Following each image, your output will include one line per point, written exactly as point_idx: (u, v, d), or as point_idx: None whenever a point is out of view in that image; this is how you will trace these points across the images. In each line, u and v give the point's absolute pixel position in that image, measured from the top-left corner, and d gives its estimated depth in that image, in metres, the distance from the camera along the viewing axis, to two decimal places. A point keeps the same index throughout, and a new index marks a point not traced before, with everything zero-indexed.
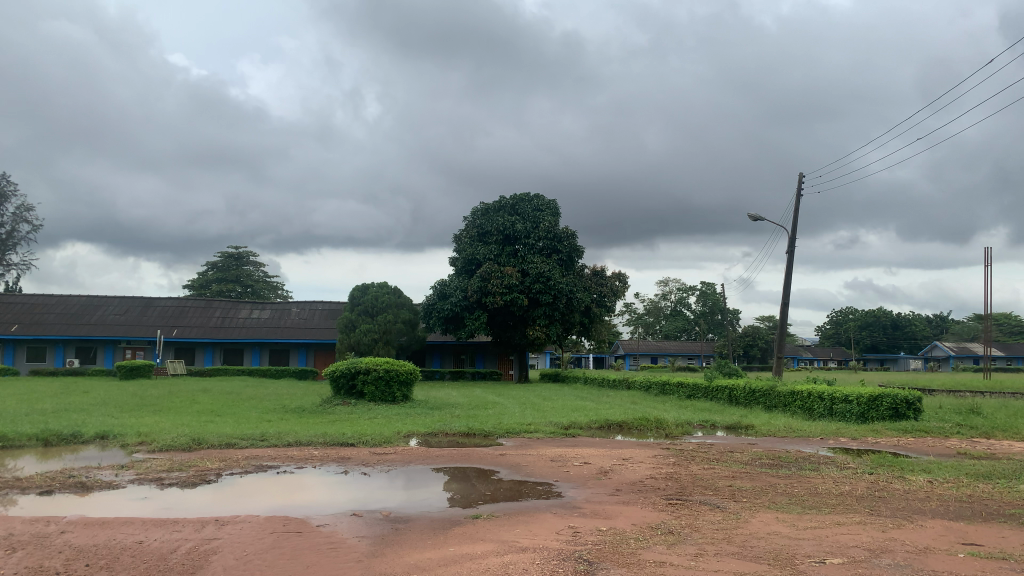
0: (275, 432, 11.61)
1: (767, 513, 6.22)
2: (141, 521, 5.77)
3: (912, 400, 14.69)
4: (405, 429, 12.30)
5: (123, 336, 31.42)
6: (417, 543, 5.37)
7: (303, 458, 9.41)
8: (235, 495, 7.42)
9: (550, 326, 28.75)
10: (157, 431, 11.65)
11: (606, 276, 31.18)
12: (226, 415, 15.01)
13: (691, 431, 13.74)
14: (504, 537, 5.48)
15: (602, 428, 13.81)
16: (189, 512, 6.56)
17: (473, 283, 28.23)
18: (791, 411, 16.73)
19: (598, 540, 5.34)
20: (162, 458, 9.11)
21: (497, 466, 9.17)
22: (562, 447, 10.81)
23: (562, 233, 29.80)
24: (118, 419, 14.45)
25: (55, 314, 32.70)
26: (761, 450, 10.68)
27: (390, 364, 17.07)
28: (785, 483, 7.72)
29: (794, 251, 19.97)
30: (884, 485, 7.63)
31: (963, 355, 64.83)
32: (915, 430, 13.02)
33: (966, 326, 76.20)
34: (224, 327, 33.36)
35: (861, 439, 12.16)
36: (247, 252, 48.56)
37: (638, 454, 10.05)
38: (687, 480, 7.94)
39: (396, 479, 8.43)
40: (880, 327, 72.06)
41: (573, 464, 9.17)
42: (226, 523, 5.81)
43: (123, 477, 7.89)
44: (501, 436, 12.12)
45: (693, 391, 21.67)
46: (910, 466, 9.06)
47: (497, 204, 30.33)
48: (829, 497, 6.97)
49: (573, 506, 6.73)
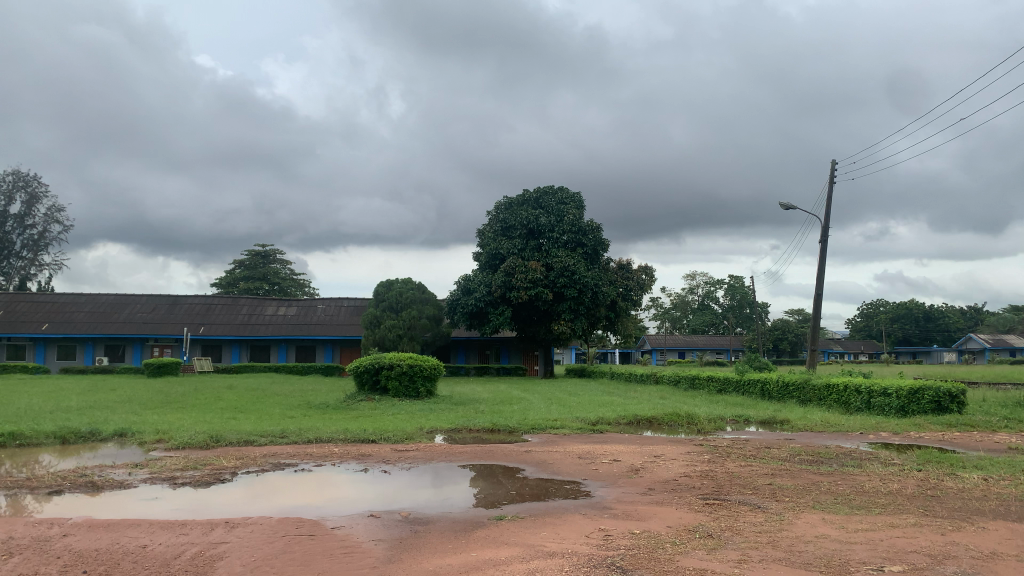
0: (296, 428, 11.31)
1: (812, 514, 5.77)
2: (148, 523, 5.50)
3: (955, 393, 14.08)
4: (429, 426, 11.99)
5: (151, 334, 31.56)
6: (438, 546, 5.03)
7: (323, 456, 9.09)
8: (252, 493, 7.13)
9: (575, 321, 28.30)
10: (177, 429, 11.42)
11: (632, 269, 30.69)
12: (249, 412, 14.82)
13: (723, 427, 13.27)
14: (529, 541, 5.11)
15: (632, 424, 13.39)
16: (198, 512, 6.25)
17: (497, 278, 27.93)
18: (827, 405, 16.19)
19: (631, 545, 4.95)
20: (178, 456, 8.87)
21: (523, 464, 8.79)
22: (590, 443, 10.43)
23: (587, 227, 29.32)
24: (140, 416, 14.28)
25: (83, 313, 32.91)
26: (799, 446, 10.21)
27: (414, 360, 16.77)
28: (829, 481, 7.27)
29: (827, 240, 19.37)
30: (936, 484, 7.14)
31: (999, 347, 63.29)
32: (960, 424, 12.44)
33: (1002, 317, 74.32)
34: (250, 324, 33.40)
35: (904, 434, 11.61)
36: (274, 250, 48.72)
37: (670, 451, 9.62)
38: (724, 478, 7.50)
39: (419, 476, 8.08)
40: (912, 319, 71.00)
41: (602, 462, 8.78)
42: (236, 525, 5.51)
43: (136, 476, 7.66)
44: (527, 432, 11.76)
45: (724, 385, 21.15)
46: (961, 463, 8.54)
47: (520, 198, 29.95)
48: (879, 495, 6.50)
49: (603, 506, 6.34)
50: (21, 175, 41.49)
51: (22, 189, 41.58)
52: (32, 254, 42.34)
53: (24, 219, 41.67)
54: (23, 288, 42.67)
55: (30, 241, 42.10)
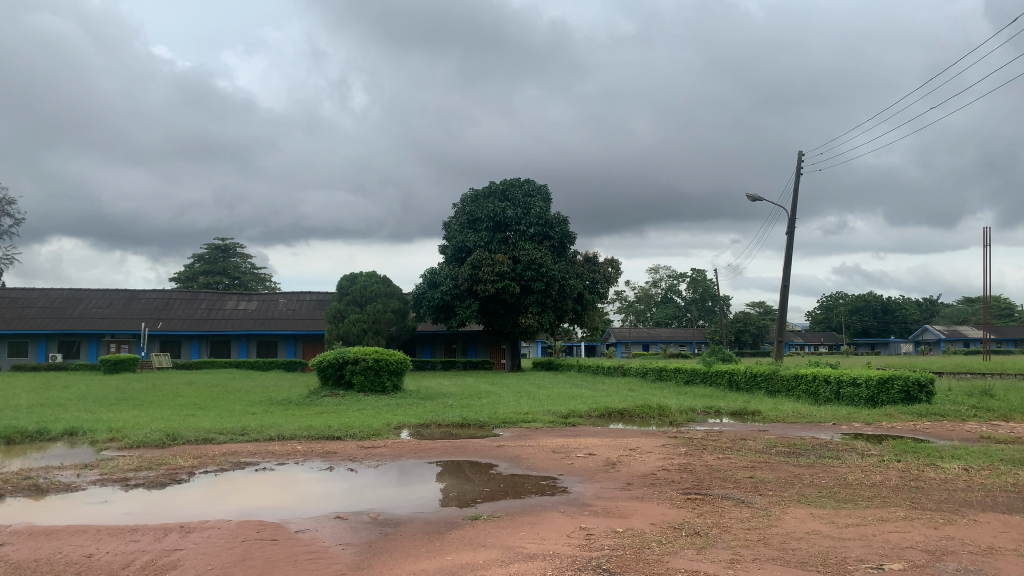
0: (257, 425, 10.85)
1: (799, 509, 5.58)
2: (95, 530, 5.09)
3: (924, 382, 14.13)
4: (396, 421, 11.65)
5: (107, 330, 30.57)
6: (411, 549, 4.72)
7: (286, 454, 8.67)
8: (212, 494, 6.72)
9: (542, 314, 28.09)
10: (131, 426, 10.88)
11: (599, 262, 30.57)
12: (208, 408, 14.31)
13: (695, 418, 13.13)
14: (508, 543, 4.81)
15: (603, 417, 13.19)
16: (149, 517, 5.80)
17: (463, 271, 27.54)
18: (795, 395, 16.19)
19: (615, 545, 4.69)
20: (132, 456, 8.40)
21: (495, 459, 8.46)
22: (564, 437, 10.18)
23: (554, 219, 29.08)
24: (94, 414, 13.67)
25: (36, 308, 31.76)
26: (774, 437, 10.05)
27: (380, 354, 16.37)
28: (810, 473, 7.11)
29: (794, 232, 19.38)
30: (918, 475, 7.01)
31: (953, 338, 64.70)
32: (930, 414, 12.45)
33: (956, 309, 76.18)
34: (210, 319, 32.57)
35: (876, 425, 11.58)
36: (233, 244, 47.73)
37: (646, 444, 9.39)
38: (703, 471, 7.28)
39: (387, 474, 7.71)
40: (870, 312, 72.25)
41: (577, 456, 8.52)
42: (192, 530, 5.12)
43: (85, 478, 7.16)
44: (498, 426, 11.46)
45: (692, 376, 21.09)
46: (938, 453, 8.45)
47: (487, 190, 29.56)
48: (864, 488, 6.34)
49: (582, 503, 6.07)
50: None
51: None
52: None
53: None
54: None
55: None
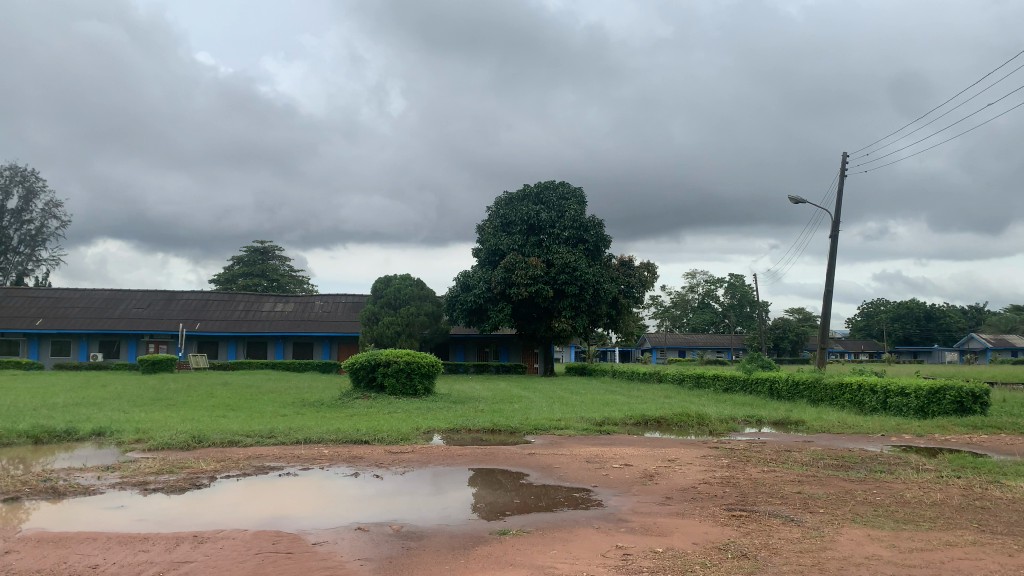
0: (285, 428, 10.65)
1: (854, 530, 5.13)
2: (105, 538, 4.86)
3: (978, 393, 13.40)
4: (425, 426, 11.34)
5: (146, 330, 30.91)
6: (435, 566, 4.40)
7: (311, 459, 8.43)
8: (232, 500, 6.47)
9: (576, 318, 27.66)
10: (159, 427, 10.74)
11: (634, 266, 30.04)
12: (241, 409, 14.21)
13: (736, 428, 12.62)
14: (537, 562, 4.46)
15: (639, 424, 12.77)
16: (163, 525, 5.52)
17: (497, 274, 27.28)
18: (840, 405, 15.57)
19: (655, 566, 4.32)
20: (155, 458, 8.23)
21: (526, 468, 8.10)
22: (598, 445, 9.80)
23: (589, 222, 28.63)
24: (126, 414, 13.63)
25: (77, 308, 32.28)
26: (820, 449, 9.54)
27: (412, 356, 16.14)
28: (864, 489, 6.64)
29: (838, 234, 18.69)
30: (981, 493, 6.49)
31: (1000, 347, 62.82)
32: (986, 427, 11.81)
33: (1003, 317, 73.86)
34: (247, 320, 32.75)
35: (928, 437, 10.97)
36: (272, 246, 48.13)
37: (685, 454, 8.97)
38: (747, 486, 6.84)
39: (414, 482, 7.37)
40: (912, 319, 70.35)
41: (612, 466, 8.12)
42: (204, 541, 4.87)
43: (105, 481, 6.98)
44: (529, 433, 11.12)
45: (731, 384, 20.51)
46: (998, 469, 7.90)
47: (521, 193, 29.28)
48: (924, 507, 5.86)
49: (618, 519, 5.69)
50: (19, 170, 40.70)
51: (20, 183, 40.79)
52: (29, 249, 41.65)
53: (21, 214, 40.98)
54: (18, 283, 41.94)
55: (27, 236, 41.39)
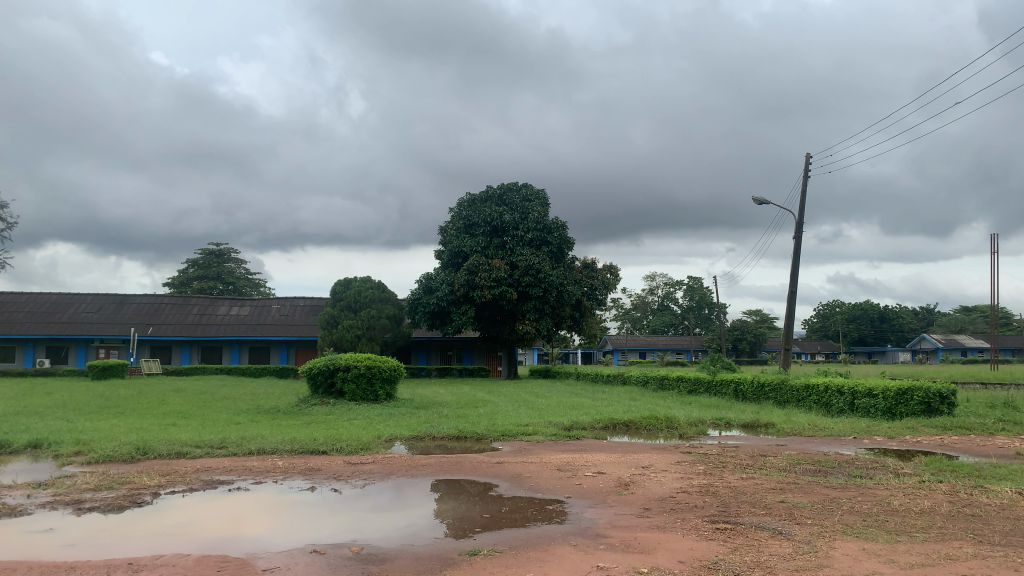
0: (239, 438, 10.07)
1: (848, 543, 4.82)
2: (23, 569, 4.32)
3: (946, 394, 13.27)
4: (387, 433, 10.84)
5: (96, 335, 29.70)
6: None
7: (264, 472, 7.86)
8: (174, 520, 5.90)
9: (540, 321, 27.34)
10: (101, 439, 10.04)
11: (597, 268, 29.80)
12: (193, 417, 13.52)
13: (706, 431, 12.34)
14: None
15: (608, 429, 12.47)
16: (92, 551, 4.93)
17: (460, 276, 26.80)
18: (806, 407, 15.44)
19: None
20: (93, 473, 7.59)
21: (495, 478, 7.67)
22: (568, 452, 9.44)
23: (552, 224, 28.34)
24: (69, 424, 12.84)
25: (21, 312, 30.87)
26: (795, 453, 9.27)
27: (372, 361, 15.58)
28: (849, 497, 6.36)
29: (801, 235, 18.63)
30: (969, 500, 6.24)
31: (951, 347, 64.22)
32: (955, 428, 11.72)
33: (953, 317, 75.69)
34: (201, 324, 31.72)
35: (900, 439, 10.83)
36: (227, 249, 46.82)
37: (659, 461, 8.62)
38: (727, 495, 6.50)
39: (376, 495, 6.89)
40: (867, 320, 71.47)
41: (584, 475, 7.73)
42: (141, 570, 4.36)
43: (34, 500, 6.36)
44: (496, 440, 10.71)
45: (696, 386, 20.31)
46: (978, 472, 7.71)
47: (483, 194, 28.81)
48: (914, 516, 5.58)
49: (595, 533, 5.32)
50: None
51: None
52: None
53: None
54: None
55: None
